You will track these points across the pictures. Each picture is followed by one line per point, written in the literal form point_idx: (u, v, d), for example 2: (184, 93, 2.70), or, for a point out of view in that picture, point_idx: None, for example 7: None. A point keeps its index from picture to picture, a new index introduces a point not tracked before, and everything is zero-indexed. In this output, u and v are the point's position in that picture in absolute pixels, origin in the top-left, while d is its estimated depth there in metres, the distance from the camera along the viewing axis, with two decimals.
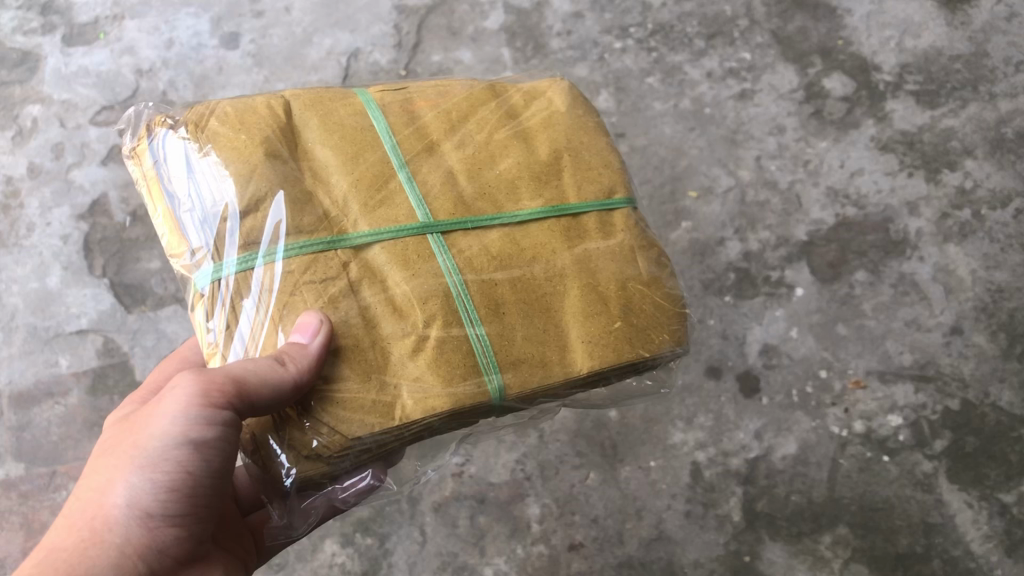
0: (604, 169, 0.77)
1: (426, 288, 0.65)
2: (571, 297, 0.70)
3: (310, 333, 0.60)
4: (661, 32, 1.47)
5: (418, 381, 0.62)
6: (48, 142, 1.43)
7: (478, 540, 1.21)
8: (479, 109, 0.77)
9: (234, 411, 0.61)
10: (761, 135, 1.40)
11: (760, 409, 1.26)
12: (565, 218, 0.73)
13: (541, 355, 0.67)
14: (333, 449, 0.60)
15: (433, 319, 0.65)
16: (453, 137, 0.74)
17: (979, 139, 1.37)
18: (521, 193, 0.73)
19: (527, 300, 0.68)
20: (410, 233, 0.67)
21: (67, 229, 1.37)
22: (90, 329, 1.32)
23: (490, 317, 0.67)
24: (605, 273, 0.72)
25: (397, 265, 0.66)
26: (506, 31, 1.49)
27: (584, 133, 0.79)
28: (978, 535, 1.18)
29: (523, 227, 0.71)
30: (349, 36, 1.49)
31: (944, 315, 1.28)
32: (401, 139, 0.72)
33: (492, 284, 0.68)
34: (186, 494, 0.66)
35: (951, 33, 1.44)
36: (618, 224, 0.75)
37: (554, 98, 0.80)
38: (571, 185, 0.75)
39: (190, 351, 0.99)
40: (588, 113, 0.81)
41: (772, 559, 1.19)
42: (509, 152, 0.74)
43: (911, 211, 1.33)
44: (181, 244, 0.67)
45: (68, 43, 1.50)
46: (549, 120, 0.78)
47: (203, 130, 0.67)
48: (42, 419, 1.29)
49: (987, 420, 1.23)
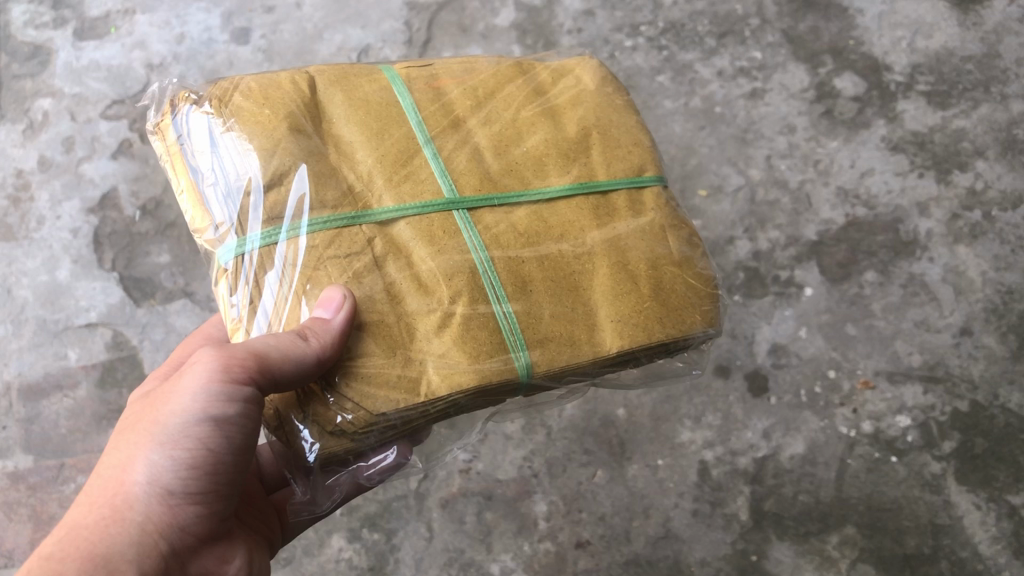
0: (634, 147, 0.77)
1: (452, 264, 0.65)
2: (600, 275, 0.70)
3: (334, 308, 0.60)
4: (672, 30, 1.47)
5: (444, 357, 0.62)
6: (59, 135, 1.43)
7: (485, 537, 1.21)
8: (506, 85, 0.77)
9: (256, 386, 0.61)
10: (771, 134, 1.40)
11: (768, 408, 1.25)
12: (594, 196, 0.73)
13: (570, 333, 0.66)
14: (358, 425, 0.60)
15: (459, 295, 0.64)
16: (479, 113, 0.74)
17: (991, 140, 1.36)
18: (548, 170, 0.73)
19: (555, 278, 0.68)
20: (435, 209, 0.67)
21: (77, 222, 1.37)
22: (99, 323, 1.32)
23: (518, 294, 0.66)
24: (635, 252, 0.72)
25: (423, 242, 0.66)
26: (516, 28, 1.49)
27: (612, 111, 0.79)
28: (986, 536, 1.18)
29: (550, 205, 0.71)
30: (360, 32, 1.49)
31: (954, 316, 1.28)
32: (427, 115, 0.72)
33: (519, 262, 0.68)
34: (207, 471, 0.66)
35: (963, 34, 1.43)
36: (649, 202, 0.75)
37: (582, 76, 0.81)
38: (599, 162, 0.75)
39: (213, 328, 0.99)
40: (617, 91, 0.81)
41: (779, 559, 1.19)
42: (537, 128, 0.75)
43: (921, 212, 1.33)
44: (204, 219, 0.66)
45: (79, 37, 1.51)
46: (577, 98, 0.79)
47: (226, 105, 0.66)
48: (51, 412, 1.29)
49: (995, 422, 1.23)
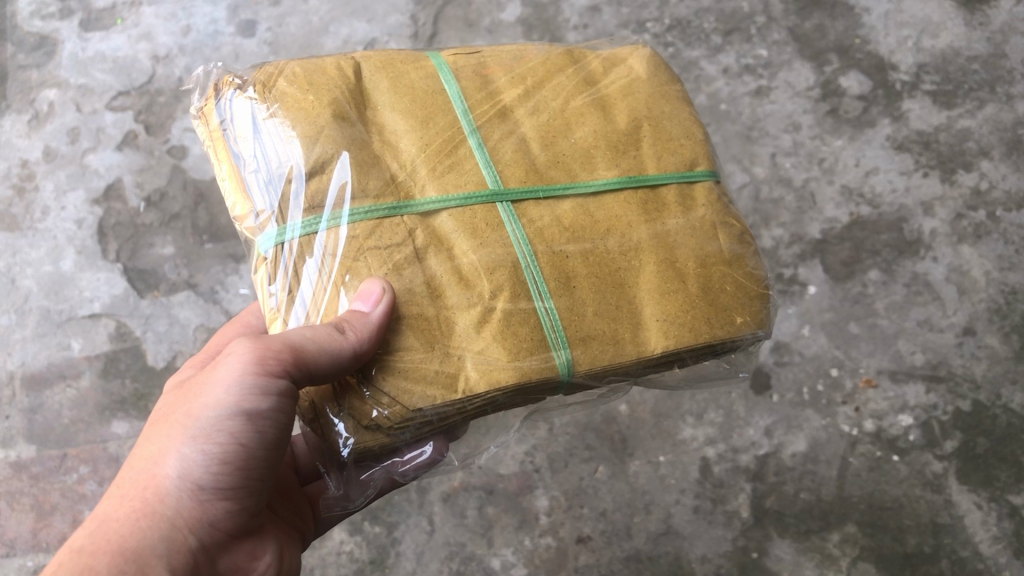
0: (685, 140, 0.76)
1: (493, 257, 0.65)
2: (646, 272, 0.69)
3: (372, 302, 0.60)
4: (678, 27, 1.47)
5: (483, 353, 0.62)
6: (64, 126, 1.43)
7: (486, 531, 1.22)
8: (556, 75, 0.77)
9: (290, 379, 0.61)
10: (776, 132, 1.40)
11: (771, 406, 1.25)
12: (643, 190, 0.72)
13: (613, 331, 0.66)
14: (394, 420, 0.61)
15: (500, 291, 0.64)
16: (527, 103, 0.74)
17: (996, 140, 1.36)
18: (596, 163, 0.72)
19: (600, 274, 0.68)
20: (478, 201, 0.67)
21: (82, 213, 1.37)
22: (102, 314, 1.32)
23: (561, 290, 0.66)
24: (683, 250, 0.71)
25: (465, 234, 0.66)
26: (522, 24, 1.49)
27: (665, 102, 0.78)
28: (987, 536, 1.18)
29: (597, 198, 0.71)
30: (365, 25, 1.49)
31: (957, 315, 1.28)
32: (473, 104, 0.72)
33: (563, 257, 0.67)
34: (239, 467, 0.66)
35: (969, 33, 1.43)
36: (699, 198, 0.75)
37: (635, 65, 0.80)
38: (650, 155, 0.74)
39: (252, 317, 0.99)
40: (670, 81, 0.80)
41: (779, 556, 1.20)
42: (586, 119, 0.74)
43: (925, 211, 1.33)
44: (246, 205, 0.66)
45: (85, 28, 1.51)
46: (628, 88, 0.78)
47: (271, 91, 0.66)
48: (54, 402, 1.29)
49: (997, 422, 1.23)
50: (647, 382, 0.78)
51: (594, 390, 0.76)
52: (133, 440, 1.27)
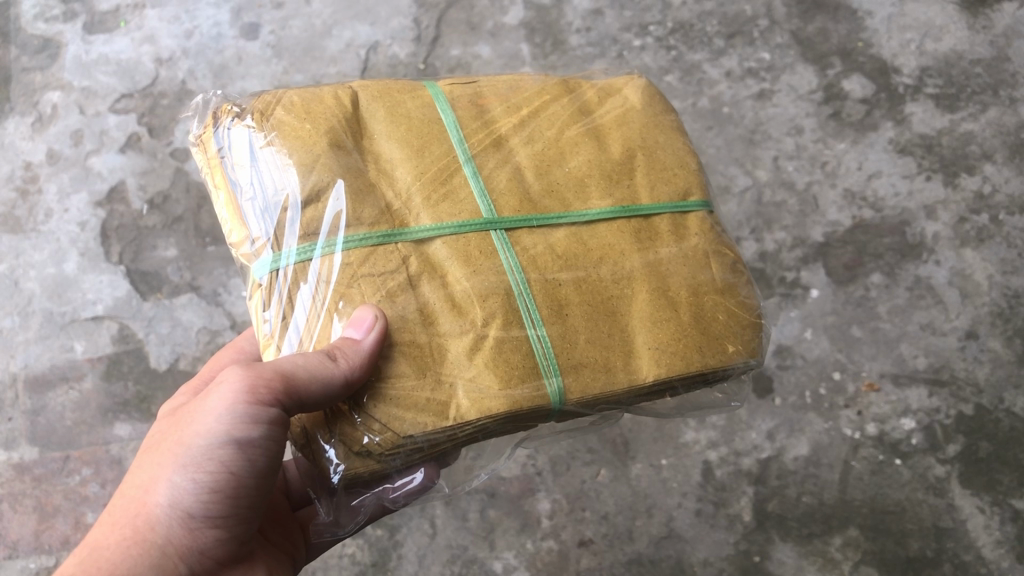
0: (679, 170, 0.77)
1: (486, 285, 0.65)
2: (638, 300, 0.70)
3: (365, 329, 0.60)
4: (681, 30, 1.47)
5: (475, 380, 0.62)
6: (68, 128, 1.43)
7: (488, 534, 1.22)
8: (551, 104, 0.77)
9: (280, 407, 0.61)
10: (779, 135, 1.40)
11: (773, 409, 1.25)
12: (636, 219, 0.73)
13: (605, 360, 0.66)
14: (385, 446, 0.60)
15: (492, 318, 0.64)
16: (522, 132, 0.74)
17: (999, 144, 1.36)
18: (590, 192, 0.73)
19: (592, 302, 0.68)
20: (472, 229, 0.67)
21: (85, 216, 1.38)
22: (105, 316, 1.32)
23: (553, 318, 0.66)
24: (676, 278, 0.72)
25: (458, 262, 0.66)
26: (525, 27, 1.49)
27: (658, 132, 0.79)
28: (990, 540, 1.18)
29: (590, 227, 0.71)
30: (368, 29, 1.49)
31: (960, 319, 1.27)
32: (468, 133, 0.72)
33: (556, 284, 0.68)
34: (229, 495, 0.66)
35: (972, 37, 1.43)
36: (693, 227, 0.76)
37: (630, 95, 0.81)
38: (643, 185, 0.75)
39: (246, 342, 1.00)
40: (665, 111, 0.81)
41: (782, 559, 1.19)
42: (580, 149, 0.75)
43: (928, 215, 1.33)
44: (242, 231, 0.66)
45: (89, 31, 1.51)
46: (623, 117, 0.79)
47: (269, 119, 0.67)
48: (57, 404, 1.29)
49: (1000, 426, 1.23)
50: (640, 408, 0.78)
51: (588, 417, 0.76)
52: (136, 442, 1.27)
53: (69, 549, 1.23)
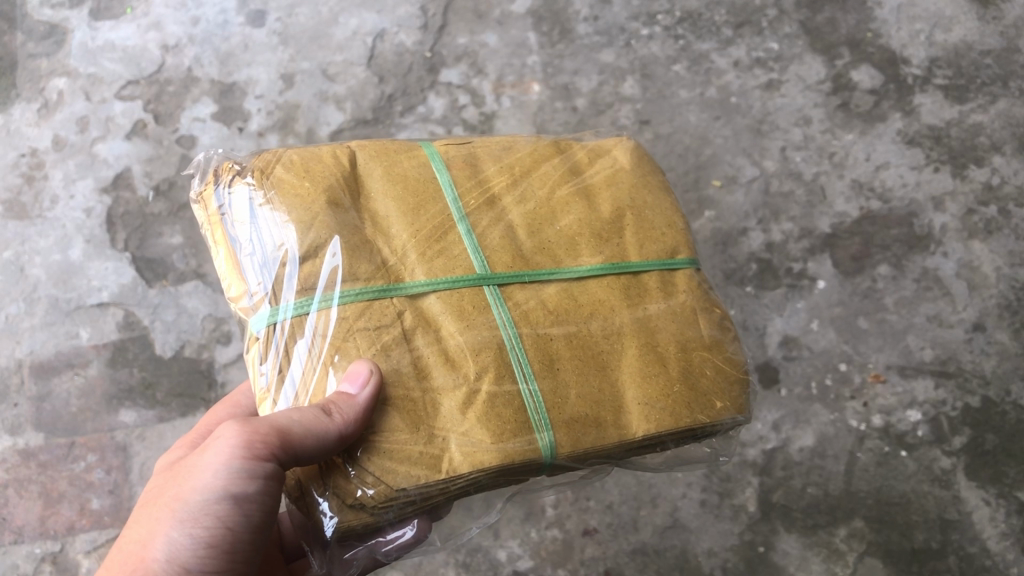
0: (667, 229, 0.77)
1: (479, 339, 0.65)
2: (628, 356, 0.70)
3: (359, 384, 0.60)
4: (689, 20, 1.47)
5: (467, 434, 0.61)
6: (73, 115, 1.43)
7: (492, 523, 1.21)
8: (542, 164, 0.77)
9: (277, 462, 0.62)
10: (787, 125, 1.39)
11: (778, 400, 1.25)
12: (625, 276, 0.73)
13: (596, 414, 0.66)
14: (378, 500, 0.59)
15: (485, 372, 0.64)
16: (515, 190, 0.74)
17: (1008, 136, 1.36)
18: (581, 249, 0.73)
19: (582, 357, 0.68)
20: (466, 284, 0.67)
21: (91, 203, 1.38)
22: (111, 303, 1.32)
23: (543, 372, 0.66)
24: (665, 334, 0.72)
25: (452, 316, 0.66)
26: (532, 15, 1.48)
27: (647, 191, 0.79)
28: (995, 533, 1.18)
29: (581, 283, 0.71)
30: (375, 16, 1.49)
31: (967, 311, 1.27)
32: (463, 191, 0.72)
33: (548, 339, 0.67)
34: (225, 550, 0.66)
35: (982, 28, 1.43)
36: (680, 283, 0.75)
37: (619, 155, 0.81)
38: (632, 243, 0.75)
39: (244, 397, 1.00)
40: (653, 172, 0.81)
41: (786, 550, 1.19)
42: (571, 208, 0.74)
43: (936, 206, 1.32)
44: (239, 286, 0.66)
45: (94, 17, 1.51)
46: (613, 177, 0.79)
47: (269, 177, 0.67)
48: (62, 390, 1.29)
49: (1007, 418, 1.22)
50: (630, 462, 0.78)
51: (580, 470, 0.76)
52: (141, 429, 1.27)
53: (74, 535, 1.23)
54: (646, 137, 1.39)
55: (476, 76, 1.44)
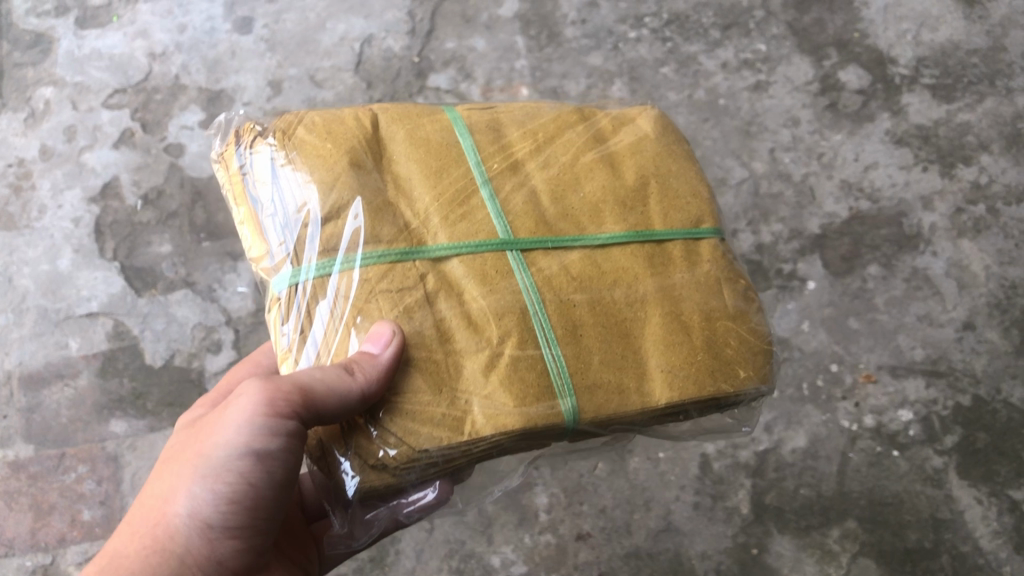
0: (693, 198, 0.75)
1: (502, 303, 0.65)
2: (652, 324, 0.68)
3: (382, 344, 0.60)
4: (676, 22, 1.47)
5: (490, 398, 0.61)
6: (61, 124, 1.43)
7: (485, 528, 1.21)
8: (566, 131, 0.76)
9: (299, 419, 0.62)
10: (775, 127, 1.39)
11: (770, 402, 1.25)
12: (649, 244, 0.71)
13: (619, 381, 0.65)
14: (400, 461, 0.60)
15: (508, 336, 0.64)
16: (538, 157, 0.73)
17: (995, 134, 1.36)
18: (604, 217, 0.71)
19: (605, 324, 0.67)
20: (488, 249, 0.66)
21: (79, 212, 1.37)
22: (100, 312, 1.32)
23: (567, 338, 0.65)
24: (689, 303, 0.70)
25: (475, 280, 0.65)
26: (520, 19, 1.48)
27: (673, 160, 0.77)
28: (988, 531, 1.18)
29: (604, 250, 0.70)
30: (363, 22, 1.48)
31: (957, 310, 1.27)
32: (486, 156, 0.72)
33: (570, 305, 0.67)
34: (247, 506, 0.68)
35: (968, 27, 1.43)
36: (705, 253, 0.73)
37: (644, 123, 0.79)
38: (657, 212, 0.73)
39: (263, 355, 1.00)
40: (679, 141, 0.79)
41: (779, 552, 1.19)
42: (595, 175, 0.73)
43: (925, 206, 1.33)
44: (262, 247, 0.67)
45: (81, 26, 1.50)
46: (637, 145, 0.76)
47: (290, 138, 0.68)
48: (52, 401, 1.29)
49: (998, 417, 1.23)
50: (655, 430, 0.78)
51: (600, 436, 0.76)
52: (132, 439, 1.27)
53: (65, 547, 1.23)
54: None
55: (465, 80, 1.44)
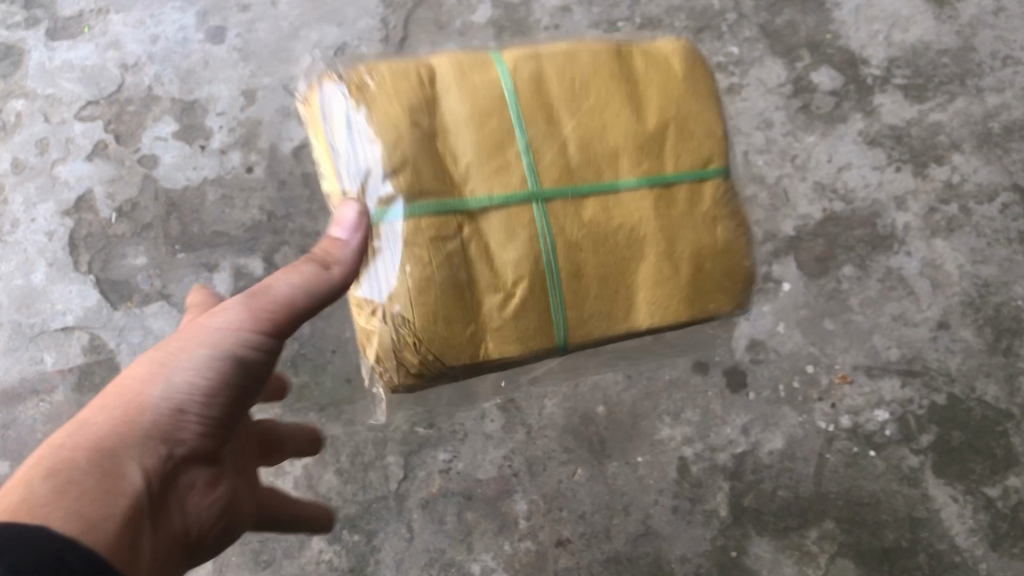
0: (705, 138, 0.76)
1: (523, 252, 0.69)
2: (647, 261, 0.73)
3: (350, 230, 0.68)
4: (649, 26, 1.46)
5: (500, 331, 0.69)
6: (33, 137, 1.42)
7: (465, 536, 1.21)
8: (601, 73, 0.75)
9: (276, 318, 0.71)
10: (749, 129, 1.39)
11: (747, 404, 1.25)
12: (658, 186, 0.74)
13: (610, 309, 0.72)
14: (412, 371, 0.68)
15: (522, 280, 0.69)
16: (570, 104, 0.73)
17: (967, 134, 1.37)
18: (622, 163, 0.73)
19: (606, 265, 0.71)
20: (514, 202, 0.70)
21: (53, 226, 1.37)
22: (75, 326, 1.31)
23: (569, 279, 0.70)
24: (684, 242, 0.74)
25: (502, 233, 0.69)
26: (494, 25, 1.48)
27: (694, 100, 0.76)
28: (964, 528, 1.19)
29: (618, 196, 0.72)
30: (336, 30, 1.48)
31: (931, 309, 1.28)
32: (525, 105, 0.72)
33: (578, 248, 0.71)
34: (219, 397, 0.69)
35: (938, 27, 1.44)
36: (708, 195, 0.75)
37: (670, 60, 0.78)
38: (670, 155, 0.75)
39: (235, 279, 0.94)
40: (704, 80, 0.78)
41: (758, 554, 1.20)
42: (619, 121, 0.74)
43: (898, 206, 1.34)
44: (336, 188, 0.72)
45: (51, 37, 1.49)
46: (663, 86, 0.76)
47: (361, 97, 0.69)
48: (28, 416, 1.28)
49: (972, 415, 1.24)
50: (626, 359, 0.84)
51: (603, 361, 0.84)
52: None
53: None
54: None
55: None
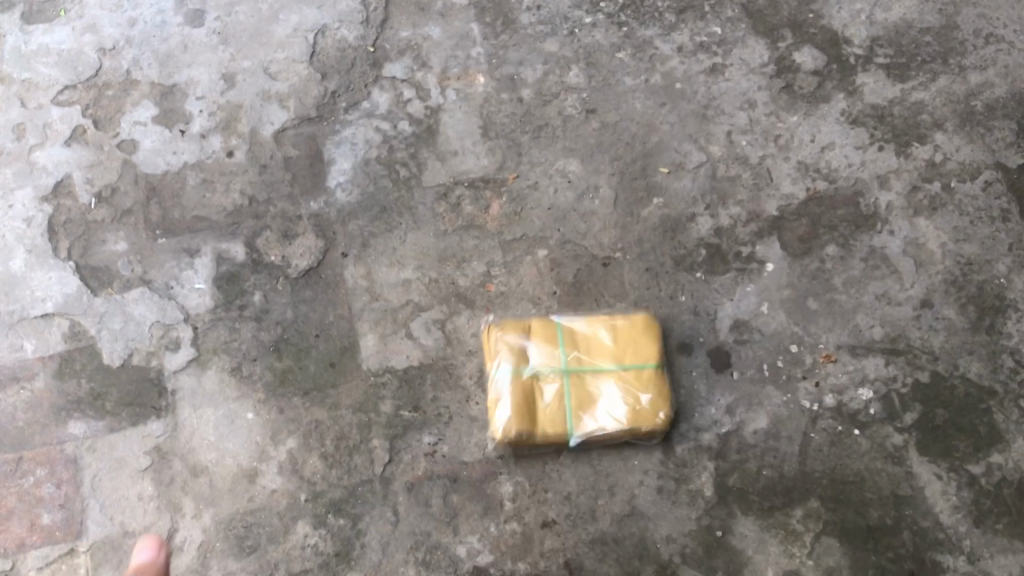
0: (651, 405, 1.17)
1: (555, 404, 1.18)
2: (611, 409, 1.18)
3: (151, 551, 1.09)
4: (631, 6, 1.47)
5: (545, 425, 1.18)
6: (9, 122, 1.40)
7: (451, 519, 1.21)
8: (601, 373, 1.19)
9: None
10: (732, 110, 1.39)
11: (731, 384, 1.26)
12: (626, 388, 1.18)
13: (599, 421, 1.17)
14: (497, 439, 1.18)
15: (554, 413, 1.18)
16: (580, 379, 1.19)
17: (949, 112, 1.37)
18: (605, 379, 1.19)
19: (593, 408, 1.18)
20: (551, 386, 1.19)
21: (31, 212, 1.35)
22: (55, 313, 1.30)
23: (575, 410, 1.18)
24: (632, 404, 1.17)
25: (546, 394, 1.18)
26: (475, 7, 1.47)
27: (648, 380, 1.18)
28: (947, 506, 1.19)
29: (603, 388, 1.19)
30: (316, 13, 1.47)
31: (914, 288, 1.28)
32: (564, 375, 1.19)
33: (579, 401, 1.19)
34: None
35: (920, 6, 1.44)
36: (648, 396, 1.18)
37: (641, 394, 1.18)
38: (631, 392, 1.18)
39: None
40: (656, 392, 1.18)
41: (743, 533, 1.19)
42: (605, 396, 1.19)
43: (881, 185, 1.34)
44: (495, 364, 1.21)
45: (27, 21, 1.48)
46: (632, 378, 1.18)
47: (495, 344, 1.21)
48: (8, 404, 1.27)
49: (955, 392, 1.24)
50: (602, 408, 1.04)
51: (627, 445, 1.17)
52: (91, 440, 1.25)
53: (25, 552, 1.20)
54: (593, 126, 1.39)
55: (421, 69, 1.43)
